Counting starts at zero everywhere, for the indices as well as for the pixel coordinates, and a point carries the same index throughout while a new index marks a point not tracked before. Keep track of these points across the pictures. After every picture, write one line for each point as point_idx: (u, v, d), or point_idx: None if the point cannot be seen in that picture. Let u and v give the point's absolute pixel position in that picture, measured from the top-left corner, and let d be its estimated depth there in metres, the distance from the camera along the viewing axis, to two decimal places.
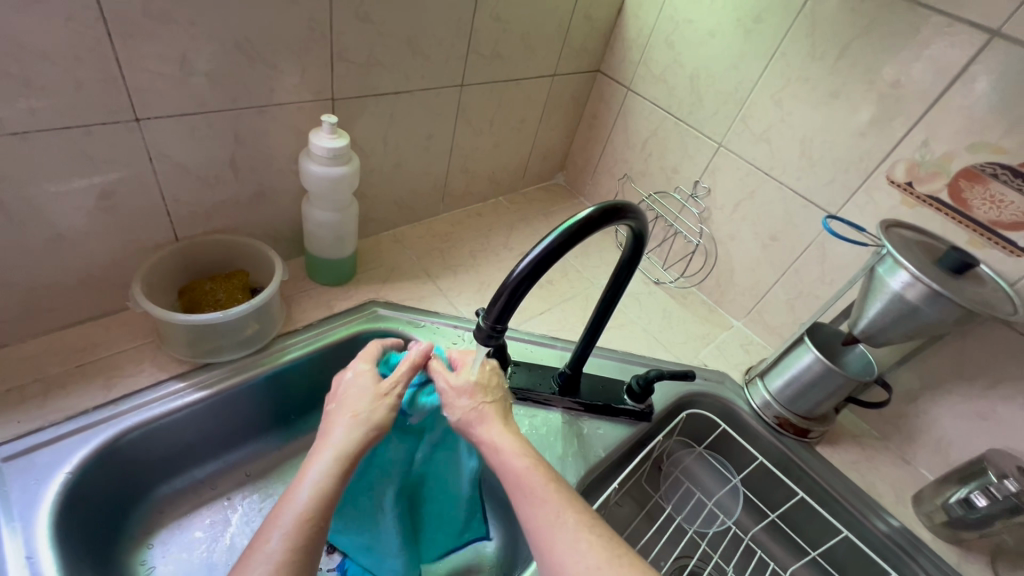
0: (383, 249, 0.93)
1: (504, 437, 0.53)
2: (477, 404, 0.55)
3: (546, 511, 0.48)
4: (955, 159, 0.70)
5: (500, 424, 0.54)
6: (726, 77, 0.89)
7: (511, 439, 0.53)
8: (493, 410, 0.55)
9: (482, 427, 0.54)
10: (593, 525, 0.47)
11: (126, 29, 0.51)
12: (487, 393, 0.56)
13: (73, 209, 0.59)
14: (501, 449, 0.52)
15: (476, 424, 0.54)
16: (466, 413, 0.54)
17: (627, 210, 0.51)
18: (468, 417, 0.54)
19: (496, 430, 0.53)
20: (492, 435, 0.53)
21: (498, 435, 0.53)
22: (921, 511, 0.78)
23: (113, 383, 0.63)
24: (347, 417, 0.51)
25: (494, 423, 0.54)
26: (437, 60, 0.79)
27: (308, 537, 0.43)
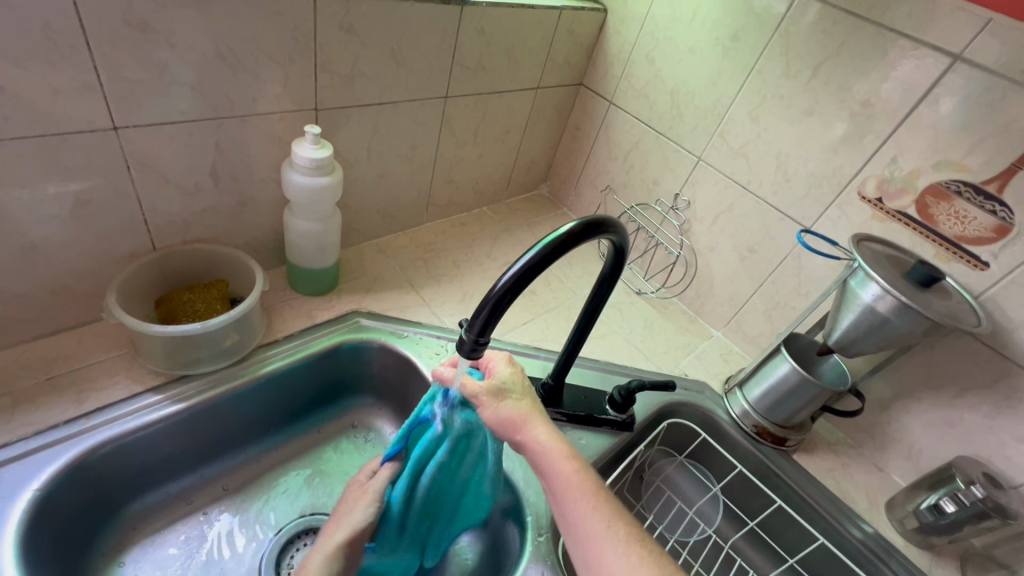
0: (366, 259, 0.93)
1: (550, 441, 0.52)
2: (518, 407, 0.54)
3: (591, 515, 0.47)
4: (921, 176, 0.73)
5: (542, 424, 0.53)
6: (705, 93, 0.91)
7: (556, 440, 0.52)
8: (533, 411, 0.54)
9: (528, 427, 0.53)
10: (634, 529, 0.47)
11: (104, 37, 0.51)
12: (519, 398, 0.55)
13: (45, 218, 0.57)
14: (545, 454, 0.51)
15: (523, 425, 0.53)
16: (509, 413, 0.53)
17: (609, 223, 0.52)
18: (512, 418, 0.53)
19: (542, 431, 0.52)
20: (536, 434, 0.52)
21: (545, 437, 0.52)
22: (894, 517, 0.80)
23: (85, 396, 0.61)
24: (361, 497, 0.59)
25: (539, 424, 0.53)
26: (421, 72, 0.79)
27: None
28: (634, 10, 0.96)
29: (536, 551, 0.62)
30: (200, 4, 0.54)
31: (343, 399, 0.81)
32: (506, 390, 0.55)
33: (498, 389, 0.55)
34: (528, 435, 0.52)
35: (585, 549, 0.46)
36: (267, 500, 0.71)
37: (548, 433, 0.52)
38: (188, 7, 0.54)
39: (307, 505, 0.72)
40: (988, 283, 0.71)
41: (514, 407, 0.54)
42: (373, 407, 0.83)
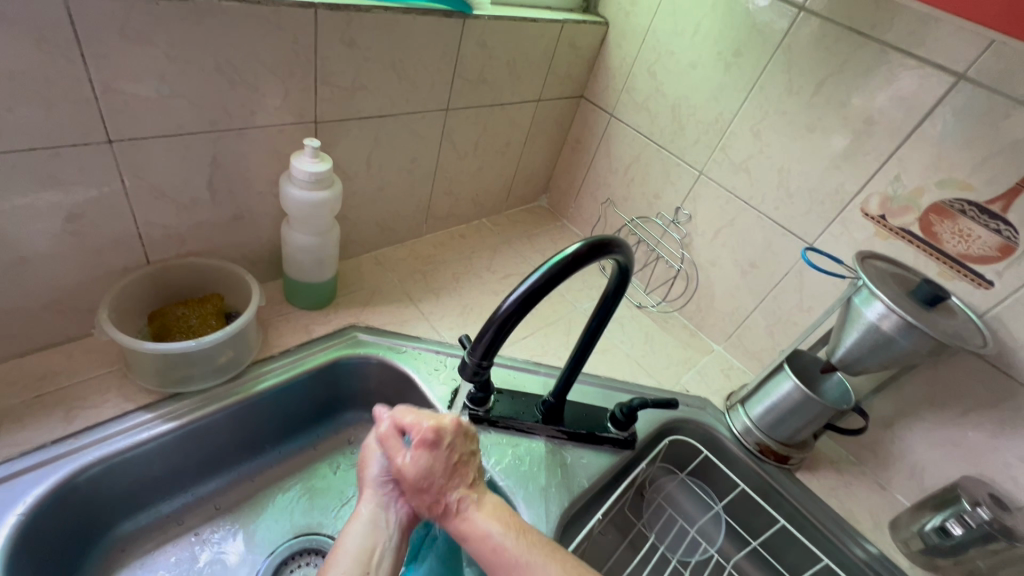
0: (365, 272, 0.91)
1: (484, 518, 0.51)
2: (456, 486, 0.53)
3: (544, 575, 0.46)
4: (925, 194, 0.72)
5: (479, 503, 0.53)
6: (706, 107, 0.91)
7: (495, 516, 0.52)
8: (470, 490, 0.54)
9: (464, 509, 0.52)
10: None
11: (100, 49, 0.50)
12: (455, 465, 0.54)
13: (37, 232, 0.56)
14: (484, 534, 0.50)
15: (458, 509, 0.52)
16: (445, 495, 0.53)
17: (613, 244, 0.51)
18: (451, 502, 0.52)
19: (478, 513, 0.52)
20: (473, 516, 0.52)
21: (482, 519, 0.51)
22: (898, 537, 0.78)
23: (75, 415, 0.59)
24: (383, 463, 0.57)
25: (476, 502, 0.53)
26: (422, 84, 0.78)
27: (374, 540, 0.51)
28: (636, 25, 0.96)
29: None
30: (199, 17, 0.53)
31: (339, 414, 0.80)
32: (442, 461, 0.53)
33: (435, 464, 0.53)
34: (465, 517, 0.52)
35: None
36: (261, 519, 0.69)
37: (485, 514, 0.52)
38: (187, 20, 0.53)
39: (302, 525, 0.70)
40: (993, 302, 0.70)
41: (454, 487, 0.53)
42: (370, 423, 0.81)
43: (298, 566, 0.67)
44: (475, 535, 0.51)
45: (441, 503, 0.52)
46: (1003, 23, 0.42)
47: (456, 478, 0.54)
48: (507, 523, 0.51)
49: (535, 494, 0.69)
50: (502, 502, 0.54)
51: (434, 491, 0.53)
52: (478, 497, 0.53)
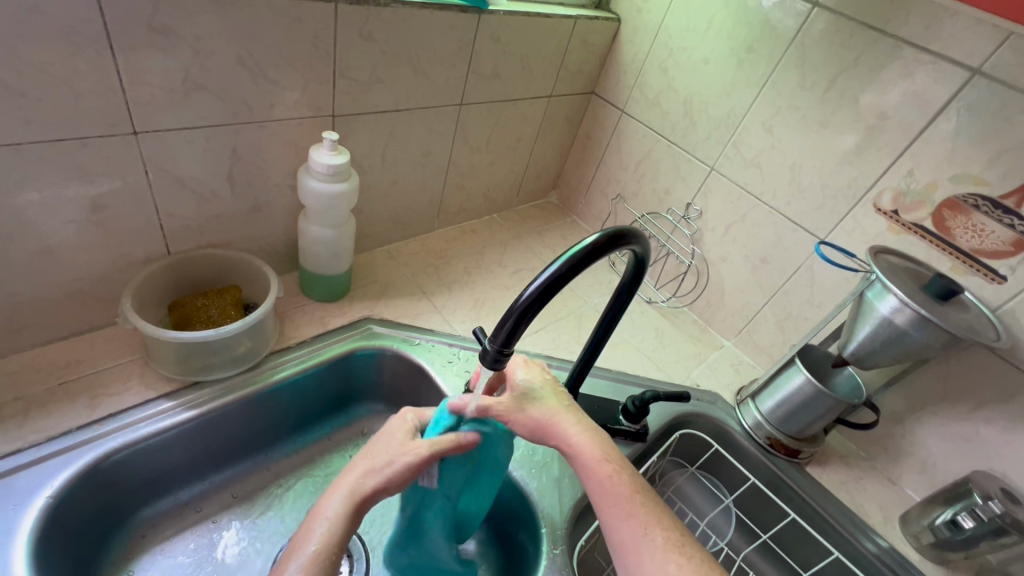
0: (378, 265, 0.92)
1: (583, 439, 0.52)
2: (548, 407, 0.54)
3: (634, 516, 0.48)
4: (938, 189, 0.73)
5: (575, 421, 0.54)
6: (719, 103, 0.91)
7: (591, 439, 0.53)
8: (565, 410, 0.55)
9: (562, 428, 0.53)
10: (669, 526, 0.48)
11: (127, 42, 0.51)
12: (544, 394, 0.55)
13: (63, 222, 0.57)
14: (587, 458, 0.52)
15: (556, 426, 0.53)
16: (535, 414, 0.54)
17: (631, 235, 0.51)
18: (545, 420, 0.54)
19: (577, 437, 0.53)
20: (572, 432, 0.53)
21: (580, 434, 0.53)
22: (908, 531, 0.79)
23: (98, 402, 0.60)
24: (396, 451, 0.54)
25: (573, 422, 0.53)
26: (437, 79, 0.79)
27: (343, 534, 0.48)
28: (648, 20, 0.96)
29: (552, 563, 0.62)
30: (223, 11, 0.54)
31: (353, 405, 0.81)
32: (532, 397, 0.55)
33: (524, 398, 0.55)
34: (568, 440, 0.53)
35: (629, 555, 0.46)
36: (276, 508, 0.70)
37: (582, 431, 0.53)
38: (212, 13, 0.54)
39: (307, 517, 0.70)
40: (1006, 297, 0.70)
41: (542, 406, 0.54)
42: (384, 414, 0.82)
43: None
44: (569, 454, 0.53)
45: (535, 423, 0.54)
46: (1011, 12, 0.43)
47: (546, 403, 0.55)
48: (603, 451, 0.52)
49: (549, 484, 0.69)
50: (597, 428, 0.55)
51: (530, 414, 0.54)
52: (574, 417, 0.54)
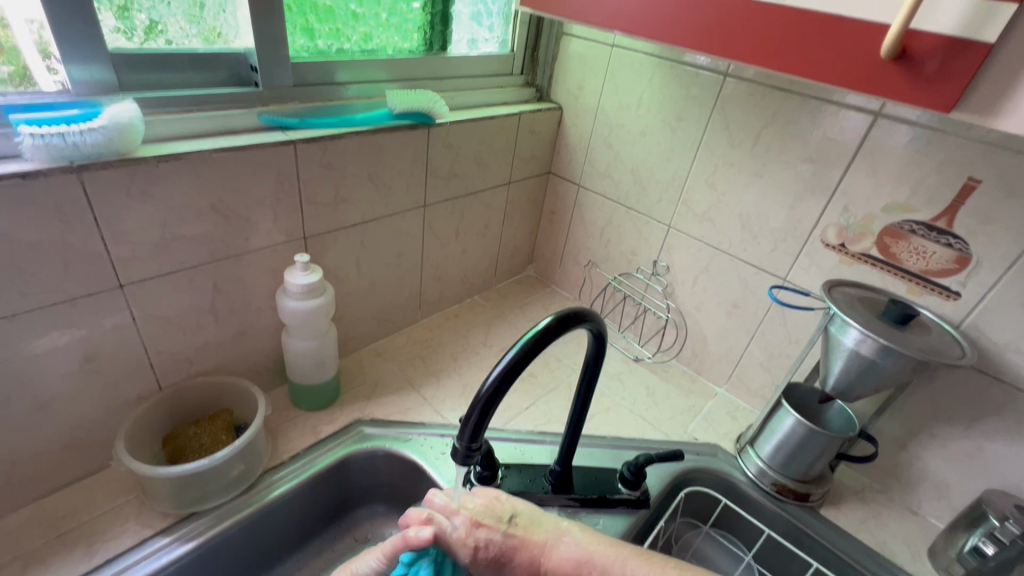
0: (366, 365, 0.95)
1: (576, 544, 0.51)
2: (565, 544, 0.51)
3: None
4: (875, 220, 0.77)
5: (600, 543, 0.50)
6: (662, 168, 0.98)
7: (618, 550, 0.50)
8: (581, 536, 0.51)
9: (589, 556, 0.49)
10: None
11: (111, 211, 0.57)
12: (523, 510, 0.55)
13: (58, 377, 0.61)
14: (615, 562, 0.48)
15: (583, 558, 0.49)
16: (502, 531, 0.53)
17: (583, 314, 0.54)
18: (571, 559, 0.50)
19: (603, 549, 0.50)
20: (600, 554, 0.49)
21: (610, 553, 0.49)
22: (939, 565, 0.75)
23: (95, 549, 0.61)
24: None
25: (595, 547, 0.50)
26: (398, 188, 0.86)
27: None
28: (587, 104, 1.06)
29: None
30: (194, 169, 0.61)
31: (353, 512, 0.81)
32: (526, 515, 0.54)
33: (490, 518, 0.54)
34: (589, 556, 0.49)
35: None
36: None
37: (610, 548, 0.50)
38: (184, 172, 0.61)
39: None
40: (965, 311, 0.72)
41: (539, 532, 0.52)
42: (385, 515, 0.82)
43: None
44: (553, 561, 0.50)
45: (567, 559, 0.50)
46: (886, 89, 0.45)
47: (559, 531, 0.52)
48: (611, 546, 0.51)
49: None
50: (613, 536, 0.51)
51: (555, 553, 0.51)
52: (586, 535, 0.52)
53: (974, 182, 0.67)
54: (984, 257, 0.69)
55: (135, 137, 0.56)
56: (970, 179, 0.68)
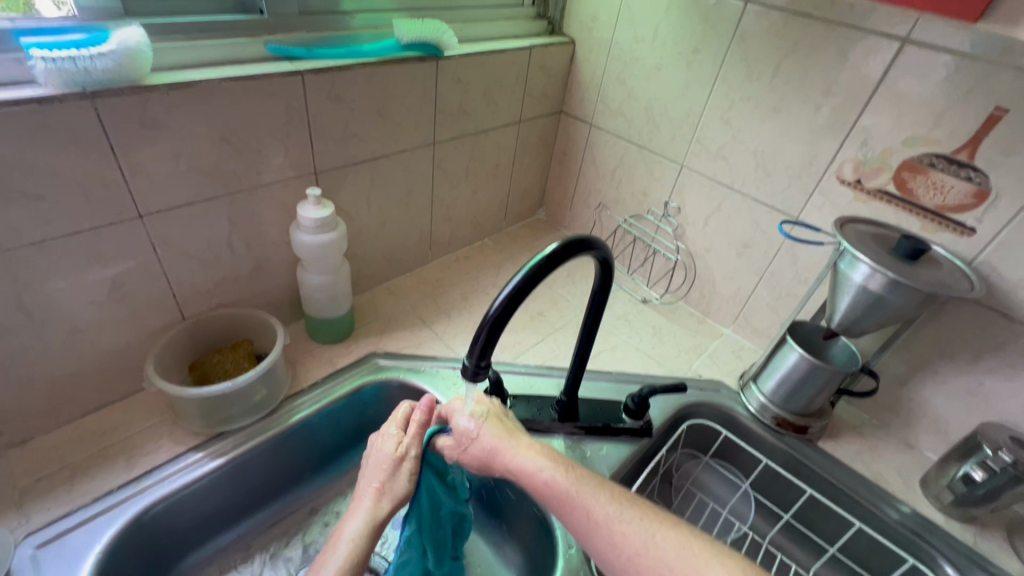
0: (379, 302, 0.98)
1: (551, 476, 0.53)
2: (494, 433, 0.58)
3: (584, 504, 0.50)
4: (894, 154, 0.75)
5: (517, 443, 0.57)
6: (677, 104, 0.95)
7: (537, 451, 0.56)
8: (509, 433, 0.58)
9: (506, 452, 0.57)
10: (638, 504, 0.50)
11: (126, 140, 0.58)
12: (503, 426, 0.59)
13: (88, 304, 0.64)
14: (533, 470, 0.54)
15: (500, 452, 0.57)
16: (488, 445, 0.58)
17: (590, 241, 0.54)
18: (490, 446, 0.58)
19: (522, 448, 0.56)
20: (515, 454, 0.56)
21: (527, 452, 0.56)
22: (930, 493, 0.78)
23: (134, 461, 0.66)
24: (370, 489, 0.56)
25: (520, 443, 0.57)
26: (407, 124, 0.86)
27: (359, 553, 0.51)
28: (600, 38, 1.02)
29: (568, 563, 0.63)
30: (204, 98, 0.61)
31: (370, 438, 0.86)
32: (490, 429, 0.58)
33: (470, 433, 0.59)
34: (512, 457, 0.56)
35: (598, 544, 0.49)
36: (314, 546, 0.74)
37: (529, 448, 0.56)
38: (195, 101, 0.61)
39: None
40: (979, 248, 0.72)
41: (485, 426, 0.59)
42: None
43: None
44: (533, 483, 0.54)
45: (483, 451, 0.58)
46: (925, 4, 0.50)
47: (489, 427, 0.59)
48: (590, 486, 0.52)
49: None
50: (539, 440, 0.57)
51: (477, 444, 0.58)
52: (511, 438, 0.58)
53: (1001, 112, 0.65)
54: (1003, 191, 0.68)
55: (144, 64, 0.56)
56: (997, 109, 0.65)
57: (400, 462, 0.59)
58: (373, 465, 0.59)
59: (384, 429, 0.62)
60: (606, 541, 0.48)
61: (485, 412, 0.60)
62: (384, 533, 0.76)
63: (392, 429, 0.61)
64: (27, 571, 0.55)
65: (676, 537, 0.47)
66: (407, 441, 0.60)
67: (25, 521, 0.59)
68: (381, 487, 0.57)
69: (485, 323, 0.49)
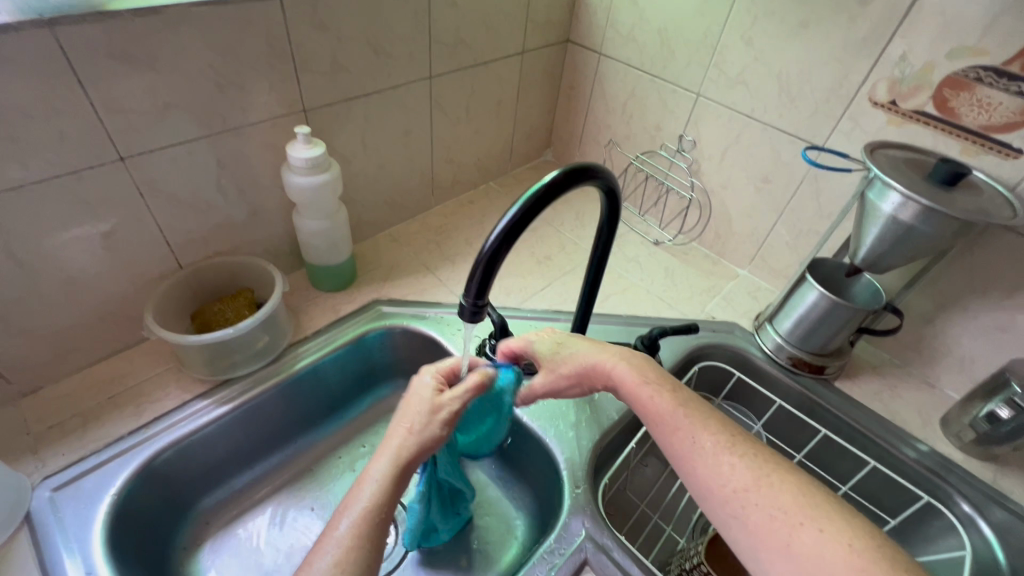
0: (382, 249, 0.95)
1: (657, 399, 0.51)
2: (590, 353, 0.59)
3: (684, 426, 0.48)
4: (936, 69, 0.68)
5: (616, 358, 0.57)
6: (693, 24, 0.87)
7: (634, 368, 0.55)
8: (606, 350, 0.58)
9: (604, 365, 0.57)
10: (745, 439, 0.47)
11: (95, 74, 0.54)
12: (593, 346, 0.59)
13: (80, 253, 0.62)
14: (634, 386, 0.53)
15: (597, 366, 0.58)
16: (583, 363, 0.59)
17: (593, 169, 0.50)
18: (585, 365, 0.58)
19: (619, 363, 0.56)
20: (613, 368, 0.56)
21: (624, 367, 0.55)
22: (950, 432, 0.76)
23: (143, 409, 0.67)
24: (403, 430, 0.50)
25: (617, 358, 0.56)
26: (400, 55, 0.80)
27: (387, 498, 0.46)
28: None
29: (575, 502, 0.63)
30: (174, 26, 0.57)
31: (378, 384, 0.86)
32: (576, 353, 0.59)
33: (555, 355, 0.61)
34: (612, 372, 0.56)
35: (694, 467, 0.46)
36: (327, 487, 0.76)
37: (627, 364, 0.55)
38: (165, 30, 0.56)
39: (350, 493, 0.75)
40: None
41: (572, 351, 0.60)
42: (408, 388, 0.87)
43: None
44: (639, 405, 0.52)
45: (578, 369, 0.59)
46: None
47: (586, 347, 0.60)
48: (700, 414, 0.49)
49: (564, 431, 0.70)
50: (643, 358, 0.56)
51: (570, 364, 0.59)
52: (607, 356, 0.58)
53: None
54: None
55: None
56: None
57: (436, 414, 0.52)
58: (409, 410, 0.52)
59: (422, 375, 0.56)
60: (709, 467, 0.45)
61: (564, 340, 0.61)
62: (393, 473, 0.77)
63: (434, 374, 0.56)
64: (46, 512, 0.57)
65: (788, 488, 0.42)
66: (453, 394, 0.53)
67: (41, 466, 0.60)
68: (412, 429, 0.50)
69: (480, 257, 0.46)
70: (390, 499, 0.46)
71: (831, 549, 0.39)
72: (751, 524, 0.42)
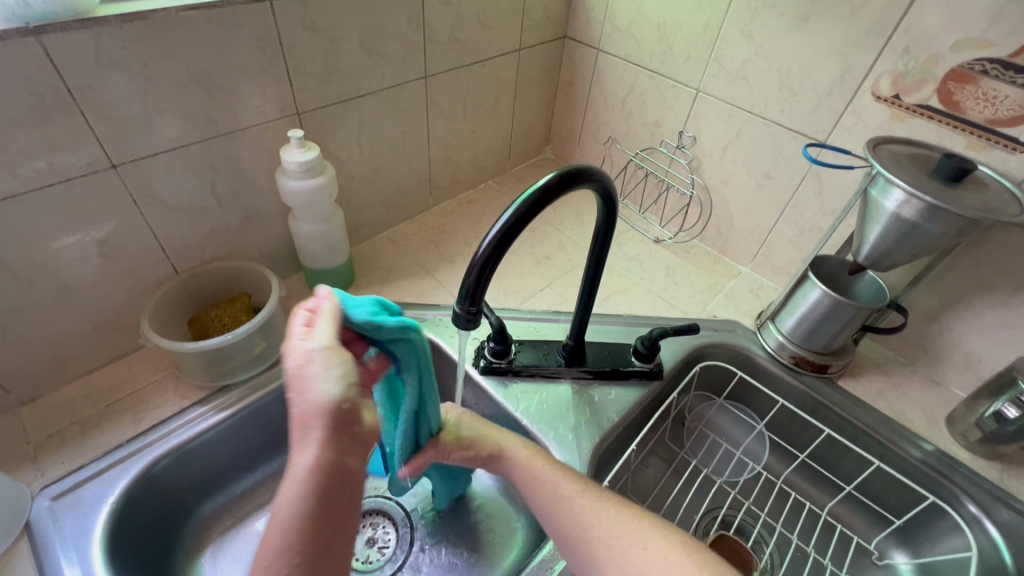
0: (380, 251, 0.95)
1: (532, 461, 0.58)
2: (474, 436, 0.61)
3: (550, 485, 0.56)
4: (940, 61, 0.66)
5: (501, 440, 0.61)
6: (692, 19, 0.86)
7: (507, 441, 0.61)
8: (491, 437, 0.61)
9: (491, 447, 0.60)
10: (595, 489, 0.55)
11: (84, 82, 0.53)
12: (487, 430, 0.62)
13: (75, 261, 0.62)
14: (511, 459, 0.59)
15: (481, 448, 0.61)
16: (471, 446, 0.61)
17: (588, 172, 0.49)
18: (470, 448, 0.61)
19: (502, 439, 0.61)
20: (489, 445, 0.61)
21: (503, 443, 0.60)
22: (955, 431, 0.75)
23: (142, 416, 0.67)
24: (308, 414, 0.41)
25: (498, 440, 0.60)
26: (394, 56, 0.79)
27: (314, 506, 0.39)
28: None
29: None
30: (163, 31, 0.56)
31: None
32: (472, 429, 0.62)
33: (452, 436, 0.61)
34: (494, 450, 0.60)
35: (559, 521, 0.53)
36: None
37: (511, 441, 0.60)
38: (154, 34, 0.55)
39: None
40: None
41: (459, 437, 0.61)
42: None
43: (363, 526, 0.73)
44: (516, 469, 0.59)
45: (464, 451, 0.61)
46: None
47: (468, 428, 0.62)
48: (563, 474, 0.57)
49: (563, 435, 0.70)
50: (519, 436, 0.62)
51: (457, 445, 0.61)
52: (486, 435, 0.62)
53: None
54: None
55: None
56: None
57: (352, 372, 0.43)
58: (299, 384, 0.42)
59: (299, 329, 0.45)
60: (573, 519, 0.52)
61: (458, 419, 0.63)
62: (371, 477, 0.77)
63: (326, 329, 0.44)
64: (46, 521, 0.57)
65: (629, 522, 0.51)
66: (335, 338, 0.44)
67: (40, 474, 0.60)
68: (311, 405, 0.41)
69: (474, 263, 0.45)
70: (328, 491, 0.40)
71: (659, 564, 0.46)
72: (609, 564, 0.48)
